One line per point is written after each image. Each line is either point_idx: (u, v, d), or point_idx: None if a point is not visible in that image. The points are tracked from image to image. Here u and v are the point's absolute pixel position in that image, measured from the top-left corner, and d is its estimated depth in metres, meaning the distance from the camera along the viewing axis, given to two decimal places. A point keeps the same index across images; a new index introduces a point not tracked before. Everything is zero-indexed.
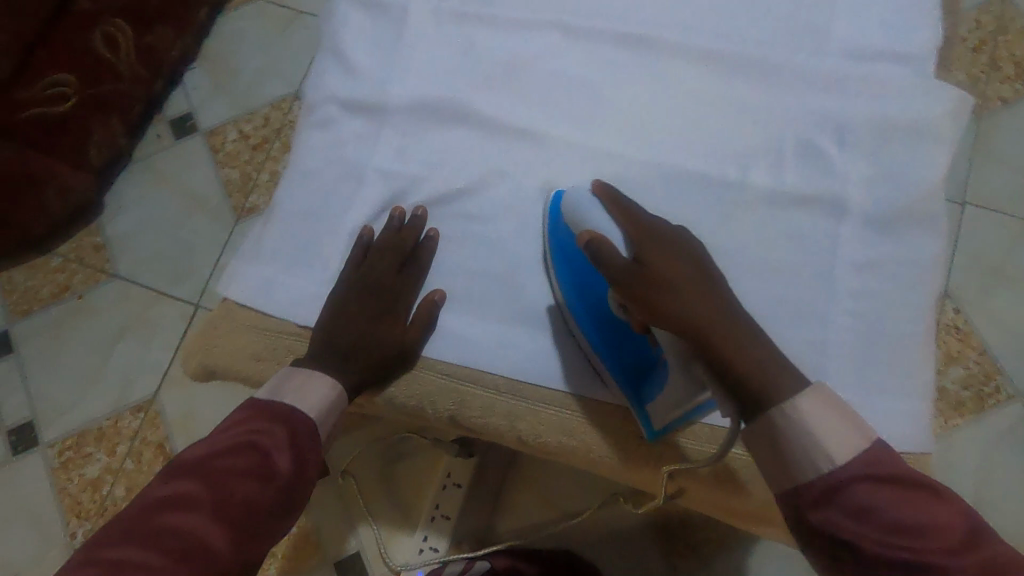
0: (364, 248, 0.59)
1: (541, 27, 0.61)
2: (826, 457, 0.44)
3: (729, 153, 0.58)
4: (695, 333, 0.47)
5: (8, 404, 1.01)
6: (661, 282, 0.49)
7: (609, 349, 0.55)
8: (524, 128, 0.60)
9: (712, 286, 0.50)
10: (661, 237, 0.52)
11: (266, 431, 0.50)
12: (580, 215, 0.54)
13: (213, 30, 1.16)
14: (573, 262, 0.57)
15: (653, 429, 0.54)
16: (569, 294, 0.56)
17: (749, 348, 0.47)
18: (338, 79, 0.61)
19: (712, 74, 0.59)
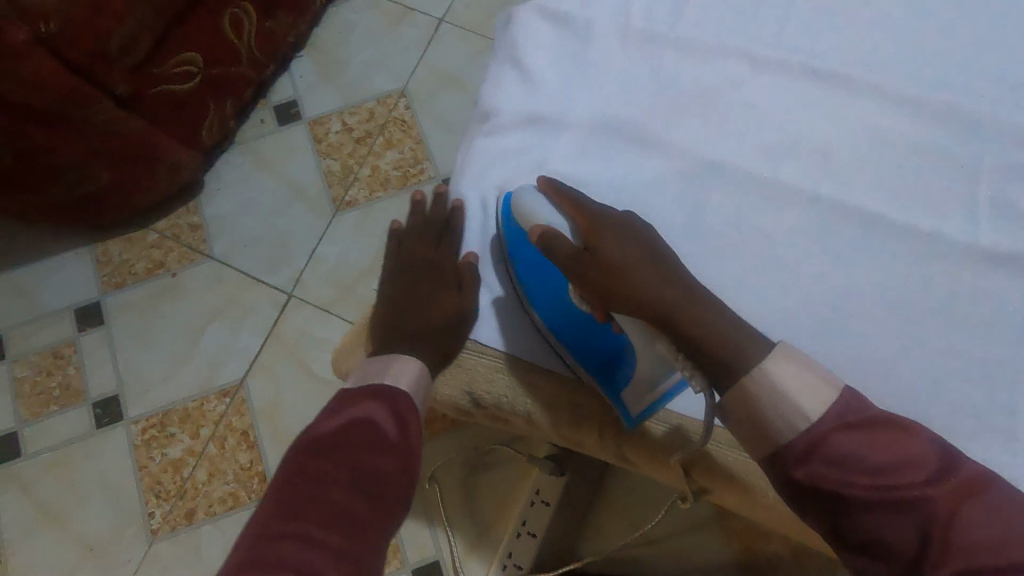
0: (398, 241, 0.64)
1: (727, 56, 0.61)
2: (800, 417, 0.46)
3: (913, 203, 0.58)
4: (652, 309, 0.50)
5: (95, 375, 1.01)
6: (614, 265, 0.52)
7: (572, 335, 0.56)
8: (705, 155, 0.60)
9: (660, 258, 0.53)
10: (606, 221, 0.55)
11: (367, 403, 0.51)
12: (530, 207, 0.56)
13: (323, 20, 1.16)
14: (527, 249, 0.58)
15: (630, 414, 0.55)
16: (527, 284, 0.57)
17: (701, 314, 0.50)
18: (518, 90, 0.61)
19: (900, 120, 0.59)
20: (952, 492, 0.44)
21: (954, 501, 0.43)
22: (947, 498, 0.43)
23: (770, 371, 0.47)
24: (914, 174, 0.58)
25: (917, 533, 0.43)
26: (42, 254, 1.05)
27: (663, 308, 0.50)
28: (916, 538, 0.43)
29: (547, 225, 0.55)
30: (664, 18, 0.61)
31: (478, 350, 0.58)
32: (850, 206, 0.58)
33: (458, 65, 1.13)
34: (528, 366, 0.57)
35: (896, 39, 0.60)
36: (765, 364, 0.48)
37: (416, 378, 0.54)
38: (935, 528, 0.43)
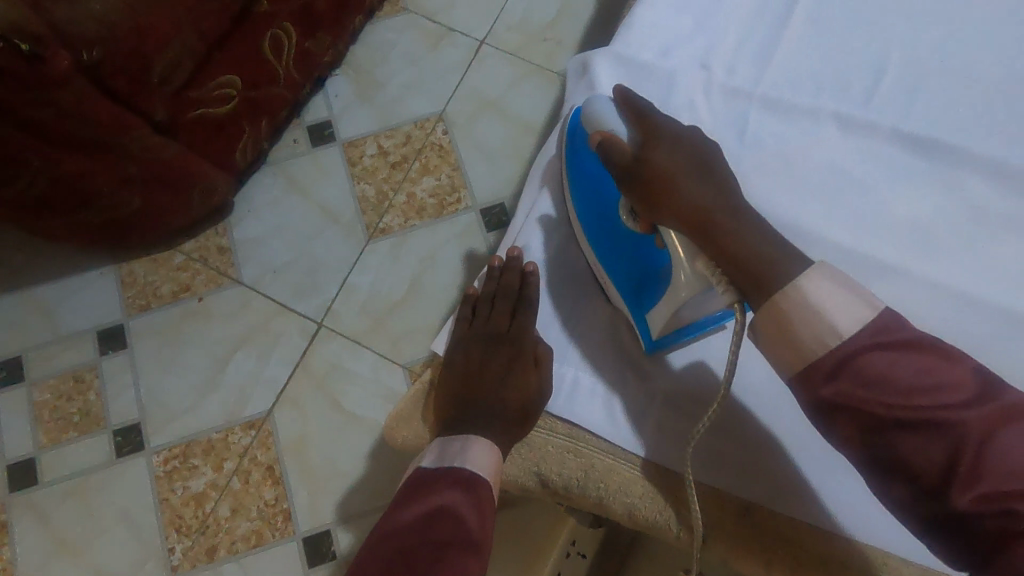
0: (472, 306, 0.65)
1: (813, 115, 0.59)
2: (832, 332, 0.44)
3: (1007, 277, 0.55)
4: (692, 218, 0.49)
5: (117, 402, 0.98)
6: (664, 171, 0.51)
7: (613, 253, 0.59)
8: (787, 220, 0.57)
9: (716, 173, 0.52)
10: (668, 130, 0.54)
11: (446, 495, 0.48)
12: (596, 110, 0.57)
13: (361, 38, 1.12)
14: (586, 160, 0.62)
15: (650, 340, 0.57)
16: (579, 209, 0.62)
17: (743, 227, 0.48)
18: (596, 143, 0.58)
19: (994, 189, 0.57)
20: (989, 414, 0.40)
21: (991, 425, 0.40)
22: (984, 421, 0.40)
23: (805, 287, 0.45)
24: (1004, 250, 0.55)
25: (948, 454, 0.40)
26: (67, 273, 1.02)
27: (700, 217, 0.49)
28: (946, 460, 0.40)
29: (609, 131, 0.55)
30: (745, 73, 0.59)
31: (551, 428, 0.58)
32: (936, 279, 0.55)
33: (499, 90, 1.10)
34: (598, 448, 0.57)
35: (985, 108, 0.58)
36: (798, 281, 0.45)
37: (493, 468, 0.52)
38: (968, 449, 0.39)
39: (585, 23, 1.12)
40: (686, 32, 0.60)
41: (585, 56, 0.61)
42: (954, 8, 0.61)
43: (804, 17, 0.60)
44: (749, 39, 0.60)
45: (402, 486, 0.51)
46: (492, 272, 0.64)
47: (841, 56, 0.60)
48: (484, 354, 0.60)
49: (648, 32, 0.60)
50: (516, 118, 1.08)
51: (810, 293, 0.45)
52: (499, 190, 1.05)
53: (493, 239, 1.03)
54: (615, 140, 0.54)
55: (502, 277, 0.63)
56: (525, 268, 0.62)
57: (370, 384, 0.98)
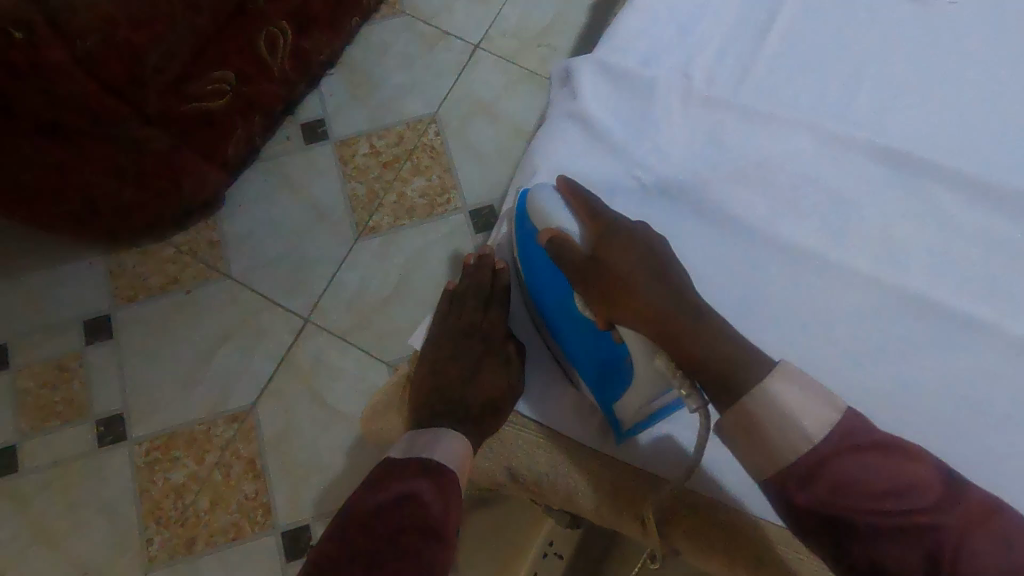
0: (449, 300, 0.64)
1: (790, 126, 0.60)
2: (801, 437, 0.43)
3: (973, 286, 0.57)
4: (650, 318, 0.48)
5: (101, 391, 0.98)
6: (619, 272, 0.50)
7: (578, 352, 0.57)
8: (760, 226, 0.58)
9: (665, 270, 0.50)
10: (613, 225, 0.53)
11: (412, 483, 0.49)
12: (544, 208, 0.55)
13: (357, 39, 1.14)
14: (535, 259, 0.58)
15: (622, 433, 0.56)
16: (542, 298, 0.59)
17: (700, 329, 0.47)
18: (577, 150, 0.59)
19: (963, 202, 0.58)
20: (957, 515, 0.40)
21: (964, 528, 0.40)
22: (956, 521, 0.40)
23: (770, 393, 0.44)
24: (971, 261, 0.57)
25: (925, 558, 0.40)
26: (56, 262, 1.03)
27: (660, 320, 0.47)
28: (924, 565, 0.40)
29: (559, 228, 0.54)
30: (726, 82, 0.60)
31: (522, 424, 0.59)
32: (903, 285, 0.57)
33: (492, 93, 1.11)
34: (568, 445, 0.58)
35: (959, 122, 0.60)
36: (763, 384, 0.45)
37: (463, 460, 0.53)
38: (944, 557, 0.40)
39: (578, 31, 1.14)
40: (669, 42, 0.61)
41: (568, 62, 0.62)
42: (932, 24, 0.62)
43: (786, 29, 0.62)
44: (731, 48, 0.61)
45: (370, 475, 0.51)
46: (467, 269, 0.64)
47: (821, 67, 0.61)
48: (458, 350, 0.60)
49: (631, 42, 0.61)
50: (508, 121, 1.10)
51: (779, 402, 0.44)
52: (489, 192, 1.06)
53: (482, 240, 1.04)
54: (566, 240, 0.53)
55: (476, 273, 0.63)
56: (498, 266, 0.63)
57: (354, 380, 0.98)
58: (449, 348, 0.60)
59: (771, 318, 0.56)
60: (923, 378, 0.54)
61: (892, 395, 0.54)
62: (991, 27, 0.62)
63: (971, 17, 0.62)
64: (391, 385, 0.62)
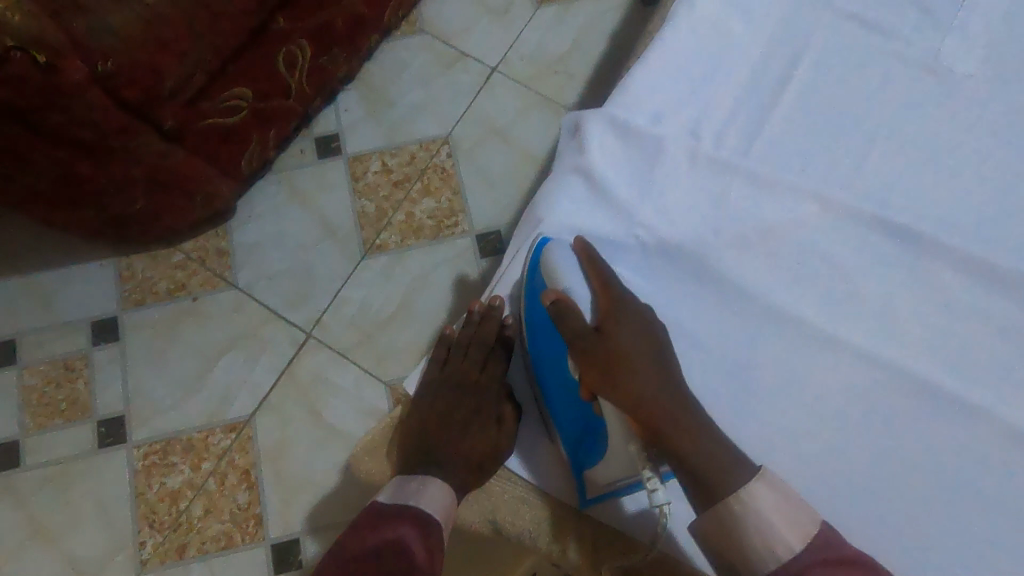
0: (447, 348, 0.64)
1: (797, 194, 0.59)
2: (782, 546, 0.45)
3: (967, 370, 0.56)
4: (642, 406, 0.49)
5: (104, 393, 1.00)
6: (620, 351, 0.51)
7: (561, 407, 0.58)
8: (760, 292, 0.58)
9: (666, 361, 0.52)
10: (622, 302, 0.54)
11: (396, 530, 0.50)
12: (556, 266, 0.57)
13: (377, 56, 1.15)
14: (535, 312, 0.60)
15: (586, 498, 0.56)
16: (540, 356, 0.60)
17: (694, 429, 0.48)
18: (583, 204, 0.60)
19: (966, 283, 0.57)
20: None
21: None
22: None
23: (749, 496, 0.46)
24: (973, 347, 0.56)
25: None
26: (68, 262, 1.04)
27: (652, 410, 0.49)
28: None
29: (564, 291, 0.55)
30: (735, 145, 0.60)
31: (508, 477, 0.59)
32: (899, 363, 0.57)
33: (506, 118, 1.12)
34: (553, 504, 0.58)
35: (973, 202, 0.58)
36: (748, 489, 0.46)
37: (447, 513, 0.54)
38: None
39: (597, 60, 1.14)
40: (682, 100, 0.60)
41: (577, 114, 0.62)
42: (954, 95, 0.61)
43: (798, 93, 0.61)
44: (744, 109, 0.61)
45: (357, 521, 0.53)
46: (472, 317, 0.63)
47: (833, 133, 0.60)
48: (451, 401, 0.60)
49: (645, 97, 0.60)
50: (520, 148, 1.10)
51: (747, 500, 0.46)
52: (496, 218, 1.07)
53: (486, 266, 1.05)
54: (570, 304, 0.54)
55: (480, 325, 0.62)
56: (504, 320, 0.62)
57: (351, 399, 0.99)
58: (439, 399, 0.60)
59: (761, 386, 0.57)
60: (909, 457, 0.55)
61: (876, 472, 0.55)
62: (1015, 104, 0.60)
63: (995, 91, 0.60)
64: (383, 426, 0.62)
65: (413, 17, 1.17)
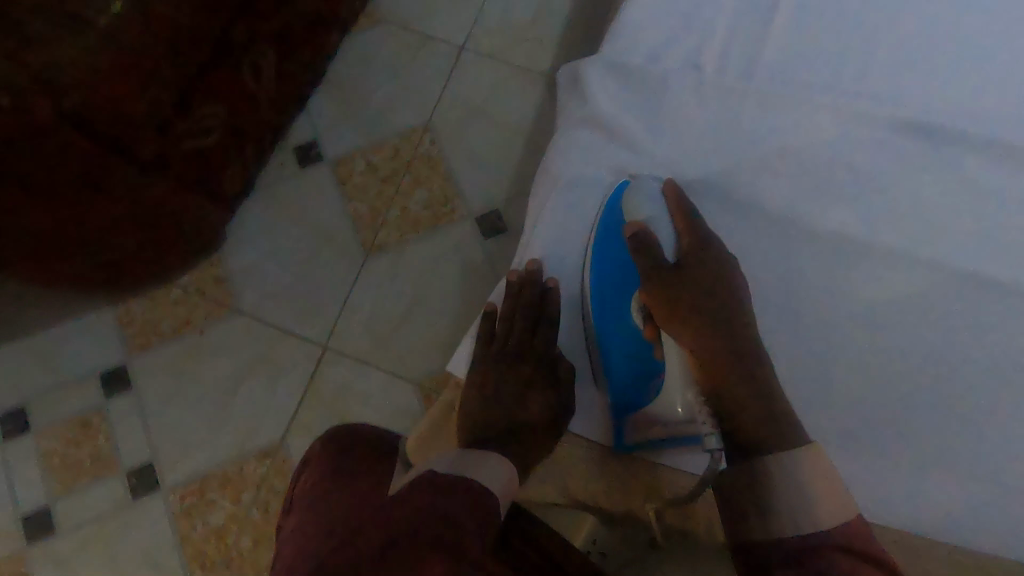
0: (492, 322, 0.62)
1: (807, 108, 0.58)
2: (807, 517, 0.43)
3: (1000, 250, 0.57)
4: (707, 342, 0.51)
5: (128, 443, 0.97)
6: (700, 293, 0.53)
7: (617, 360, 0.57)
8: (786, 212, 0.58)
9: (745, 319, 0.53)
10: (709, 255, 0.55)
11: (448, 508, 0.42)
12: (642, 202, 0.57)
13: (340, 54, 1.11)
14: (613, 248, 0.58)
15: (622, 443, 0.59)
16: (595, 305, 0.59)
17: (757, 379, 0.49)
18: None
19: (984, 167, 0.58)
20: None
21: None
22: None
23: (791, 457, 0.46)
24: (1003, 228, 0.57)
25: None
26: (64, 317, 1.01)
27: (718, 346, 0.51)
28: None
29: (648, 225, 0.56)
30: (737, 69, 0.58)
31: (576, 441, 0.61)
32: (932, 257, 0.58)
33: (483, 94, 1.09)
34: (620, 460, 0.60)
35: (980, 86, 0.59)
36: (793, 453, 0.46)
37: (511, 490, 0.50)
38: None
39: (563, 20, 1.11)
40: (676, 32, 0.59)
41: (577, 66, 0.62)
42: None
43: (791, 7, 0.60)
44: (739, 34, 0.60)
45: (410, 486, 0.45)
46: (512, 286, 0.60)
47: (830, 42, 0.60)
48: (500, 371, 0.58)
49: (639, 39, 0.60)
50: (503, 122, 1.08)
51: (786, 458, 0.46)
52: (493, 197, 1.05)
53: (491, 246, 1.03)
54: (653, 238, 0.55)
55: (523, 293, 0.60)
56: (549, 284, 0.60)
57: (380, 403, 0.98)
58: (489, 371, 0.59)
59: (801, 302, 0.58)
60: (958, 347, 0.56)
61: (930, 367, 0.57)
62: None
63: None
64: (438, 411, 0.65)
65: (370, 8, 1.13)
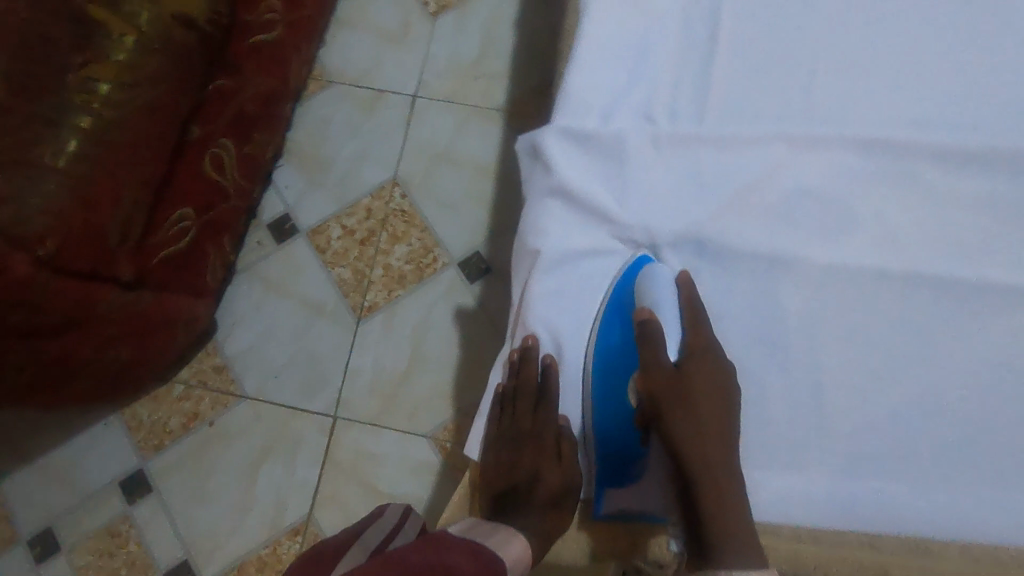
0: (501, 405, 0.63)
1: (765, 140, 0.58)
2: None
3: (986, 250, 0.56)
4: (690, 448, 0.53)
5: (160, 544, 0.98)
6: (692, 398, 0.53)
7: (612, 432, 0.58)
8: (766, 251, 0.57)
9: (732, 431, 0.53)
10: (711, 357, 0.54)
11: (455, 561, 0.46)
12: (654, 289, 0.56)
13: (296, 123, 1.11)
14: (619, 329, 0.59)
15: (600, 512, 0.58)
16: (596, 378, 0.59)
17: (731, 496, 0.51)
18: (568, 220, 0.60)
19: (953, 170, 0.57)
20: None
21: None
22: None
23: None
24: (984, 224, 0.56)
25: None
26: (73, 433, 1.01)
27: (696, 457, 0.52)
28: None
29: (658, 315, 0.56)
30: (689, 115, 0.59)
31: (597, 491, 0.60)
32: (927, 274, 0.56)
33: (445, 139, 1.10)
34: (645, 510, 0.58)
35: (931, 89, 0.59)
36: (746, 575, 0.49)
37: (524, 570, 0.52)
38: None
39: (510, 52, 1.12)
40: (624, 89, 0.60)
41: (532, 135, 0.61)
42: None
43: (731, 41, 0.60)
44: (684, 78, 0.60)
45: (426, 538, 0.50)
46: (512, 364, 0.60)
47: (776, 69, 0.60)
48: (513, 455, 0.61)
49: (587, 100, 0.60)
50: (469, 164, 1.09)
51: None
52: (473, 239, 1.06)
53: (479, 289, 1.04)
54: (657, 333, 0.55)
55: (522, 370, 0.59)
56: (545, 360, 0.59)
57: (399, 462, 0.99)
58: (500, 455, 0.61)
59: (800, 335, 0.56)
60: (961, 360, 0.55)
61: None
62: None
63: None
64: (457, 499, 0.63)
65: (317, 72, 1.13)
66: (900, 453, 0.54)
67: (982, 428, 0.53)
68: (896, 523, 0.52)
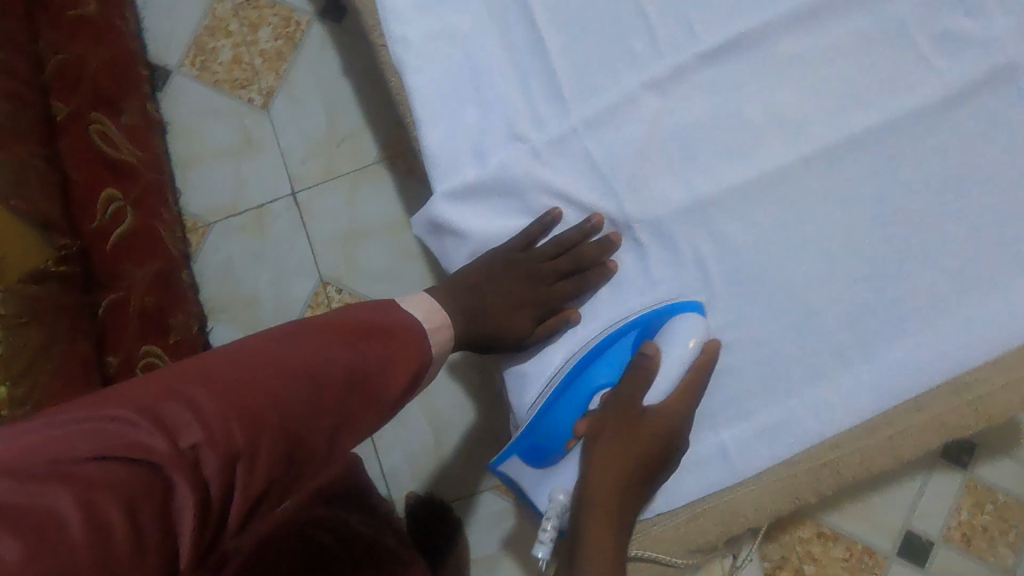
0: (540, 227, 0.57)
1: (632, 99, 0.56)
2: None
3: (879, 88, 0.55)
4: (605, 470, 0.52)
5: None
6: (636, 435, 0.53)
7: (561, 413, 0.55)
8: (691, 200, 0.56)
9: (654, 472, 0.53)
10: (674, 417, 0.53)
11: (405, 346, 0.48)
12: (678, 338, 0.54)
13: (202, 281, 1.06)
14: (623, 351, 0.56)
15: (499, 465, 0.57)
16: (579, 365, 0.56)
17: (617, 524, 0.51)
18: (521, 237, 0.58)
19: (811, 33, 0.56)
20: None
21: None
22: None
23: None
24: (866, 67, 0.56)
25: None
26: None
27: (601, 485, 0.52)
28: None
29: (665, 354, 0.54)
30: (553, 114, 0.57)
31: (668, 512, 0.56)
32: (838, 141, 0.55)
33: (347, 217, 1.06)
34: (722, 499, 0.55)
35: None
36: None
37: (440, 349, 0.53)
38: None
39: (356, 101, 1.07)
40: (479, 123, 0.57)
41: (423, 213, 0.58)
42: None
43: (550, 24, 0.57)
44: (527, 82, 0.58)
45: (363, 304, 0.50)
46: (585, 226, 0.57)
47: (606, 28, 0.57)
48: (519, 280, 0.58)
49: (454, 153, 0.57)
50: (380, 228, 1.05)
51: None
52: None
53: None
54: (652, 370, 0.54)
55: (582, 247, 0.57)
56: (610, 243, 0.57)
57: None
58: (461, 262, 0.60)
59: (762, 256, 0.55)
60: (910, 201, 0.54)
61: None
62: None
63: None
64: None
65: (191, 222, 1.07)
66: (901, 315, 0.54)
67: (961, 247, 0.54)
68: (932, 379, 0.53)
